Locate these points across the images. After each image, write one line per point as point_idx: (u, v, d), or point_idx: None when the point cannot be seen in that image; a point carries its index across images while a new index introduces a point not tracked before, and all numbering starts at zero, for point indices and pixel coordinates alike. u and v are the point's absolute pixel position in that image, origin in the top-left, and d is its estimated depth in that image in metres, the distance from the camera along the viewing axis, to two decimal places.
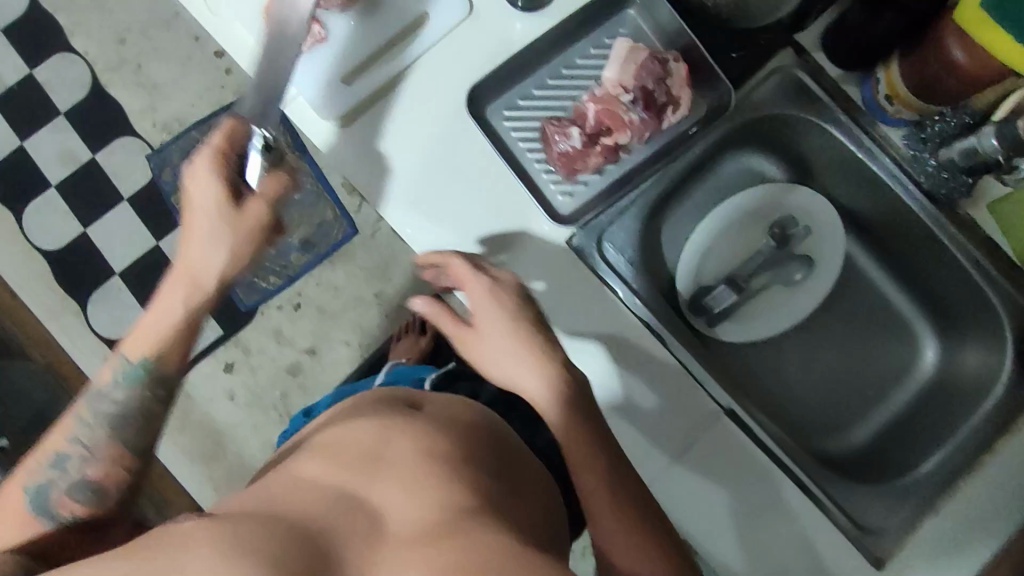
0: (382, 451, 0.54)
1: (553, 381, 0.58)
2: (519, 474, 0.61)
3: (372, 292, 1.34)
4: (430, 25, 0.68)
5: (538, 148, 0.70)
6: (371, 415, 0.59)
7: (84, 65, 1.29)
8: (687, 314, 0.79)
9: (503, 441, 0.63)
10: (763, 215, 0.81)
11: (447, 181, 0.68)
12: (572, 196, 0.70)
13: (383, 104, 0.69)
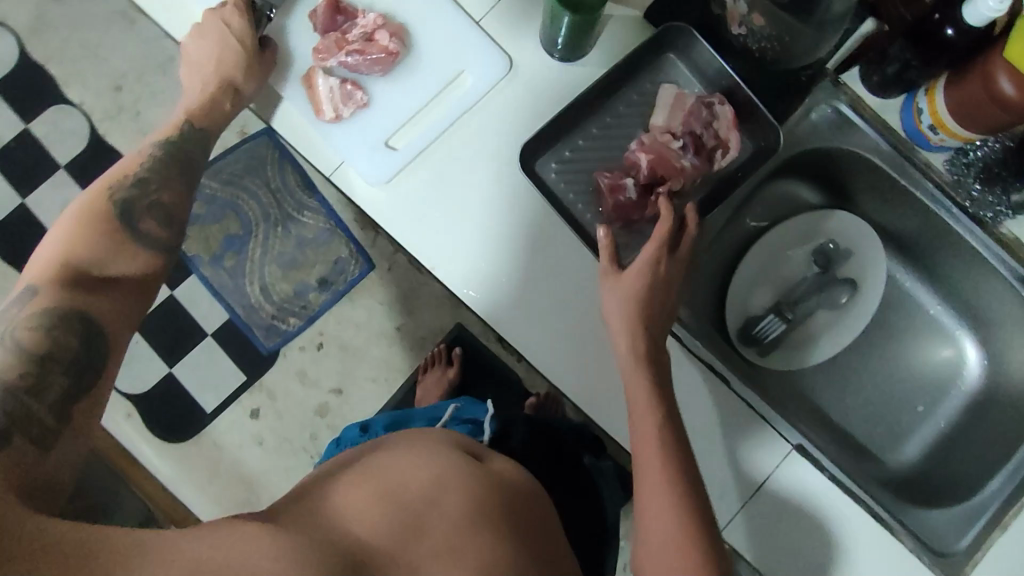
0: (440, 500, 0.49)
1: (662, 439, 0.58)
2: (558, 539, 0.55)
3: (394, 326, 1.22)
4: (471, 84, 0.68)
5: (591, 200, 0.69)
6: (429, 449, 0.54)
7: (83, 116, 1.29)
8: (740, 346, 0.80)
9: (543, 508, 0.57)
10: (805, 240, 0.82)
11: (503, 239, 0.68)
12: (627, 246, 0.69)
13: (431, 166, 0.68)
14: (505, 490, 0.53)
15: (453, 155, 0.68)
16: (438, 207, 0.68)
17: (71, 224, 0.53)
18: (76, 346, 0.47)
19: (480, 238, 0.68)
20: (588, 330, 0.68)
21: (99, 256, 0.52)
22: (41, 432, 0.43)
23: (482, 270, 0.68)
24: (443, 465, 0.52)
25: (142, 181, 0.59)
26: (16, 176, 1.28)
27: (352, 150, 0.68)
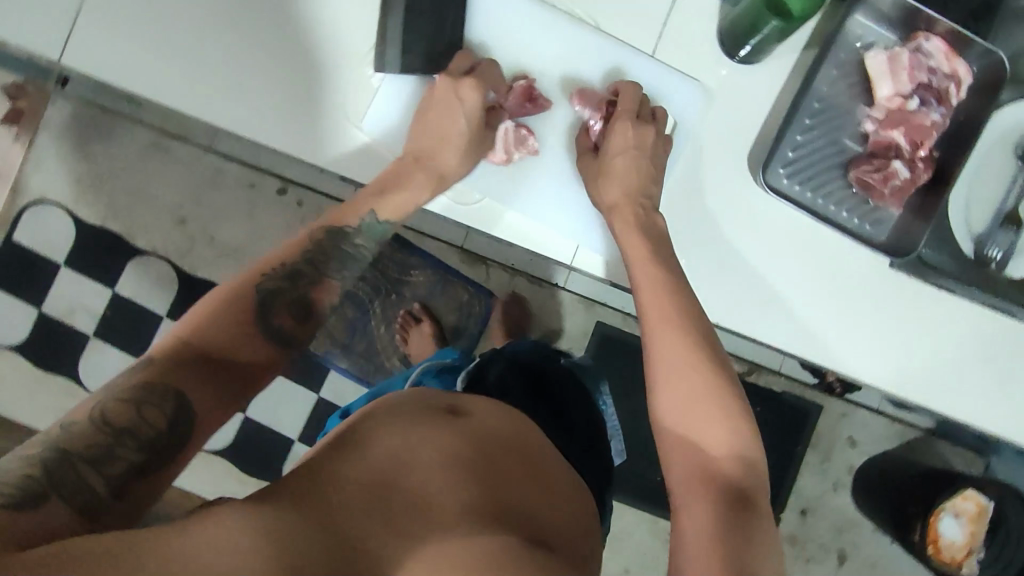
0: (407, 463, 0.56)
1: (723, 399, 0.62)
2: (539, 467, 0.64)
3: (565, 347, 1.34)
4: (681, 122, 0.75)
5: (835, 194, 0.75)
6: (395, 418, 0.61)
7: (163, 260, 1.34)
8: (985, 273, 0.75)
9: (524, 439, 0.66)
10: (1006, 142, 0.76)
11: (756, 262, 0.76)
12: (879, 220, 0.76)
13: (684, 216, 0.76)
14: (466, 434, 0.61)
15: (691, 200, 0.76)
16: (686, 251, 0.76)
17: (213, 304, 0.61)
18: (163, 429, 0.53)
19: (734, 268, 0.76)
20: (922, 325, 0.78)
21: (227, 326, 0.60)
22: (87, 500, 0.48)
23: (742, 296, 0.76)
24: (403, 435, 0.59)
25: (289, 267, 0.65)
26: (123, 340, 1.35)
27: (590, 235, 0.78)
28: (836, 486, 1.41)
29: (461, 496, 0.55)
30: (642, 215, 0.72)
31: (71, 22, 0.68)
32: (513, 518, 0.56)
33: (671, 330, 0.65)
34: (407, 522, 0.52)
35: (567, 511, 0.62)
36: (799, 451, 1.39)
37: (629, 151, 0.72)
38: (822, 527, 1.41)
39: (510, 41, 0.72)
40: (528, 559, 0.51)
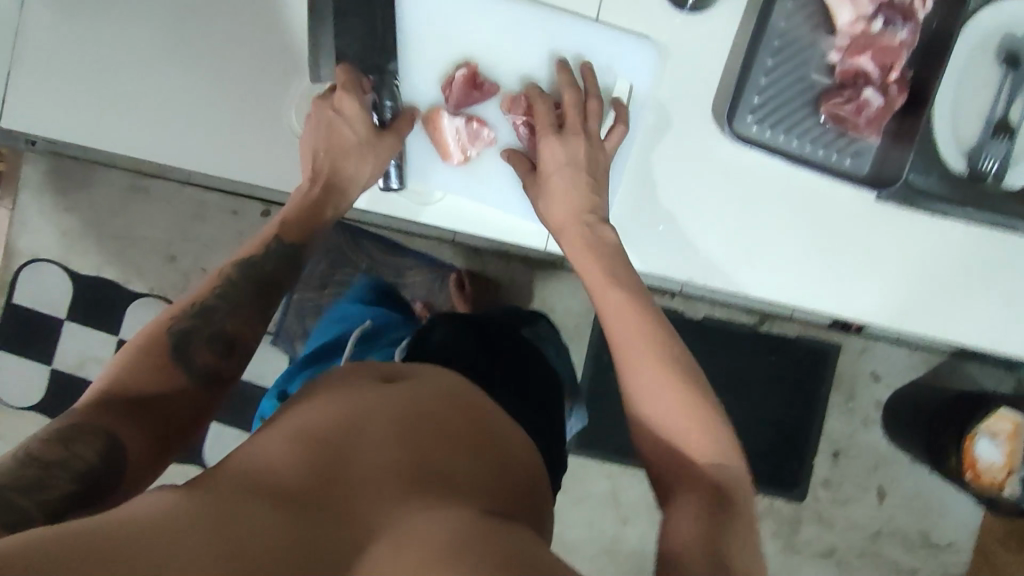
0: (354, 428, 0.54)
1: (693, 402, 0.61)
2: (497, 433, 0.61)
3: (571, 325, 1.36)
4: (638, 84, 0.72)
5: (810, 134, 0.72)
6: (341, 391, 0.59)
7: (160, 300, 1.34)
8: (979, 188, 0.72)
9: (481, 405, 0.64)
10: (987, 47, 0.72)
11: (738, 221, 0.74)
12: (858, 154, 0.73)
13: (656, 182, 0.73)
14: (415, 399, 0.59)
15: (661, 165, 0.73)
16: (664, 219, 0.73)
17: (137, 347, 0.59)
18: (95, 469, 0.50)
19: (717, 231, 0.74)
20: (921, 255, 0.75)
21: (150, 366, 0.58)
22: (18, 520, 0.45)
23: (730, 257, 0.74)
24: (348, 405, 0.57)
25: (212, 305, 0.63)
26: None
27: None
28: (865, 424, 1.38)
29: (413, 457, 0.53)
30: (589, 235, 0.69)
31: (9, 83, 0.70)
32: (472, 479, 0.54)
33: (638, 351, 0.63)
34: (354, 482, 0.50)
35: (522, 476, 0.60)
36: (824, 394, 1.37)
37: (566, 166, 0.69)
38: (857, 466, 1.39)
39: (443, 31, 0.70)
40: (494, 521, 0.49)
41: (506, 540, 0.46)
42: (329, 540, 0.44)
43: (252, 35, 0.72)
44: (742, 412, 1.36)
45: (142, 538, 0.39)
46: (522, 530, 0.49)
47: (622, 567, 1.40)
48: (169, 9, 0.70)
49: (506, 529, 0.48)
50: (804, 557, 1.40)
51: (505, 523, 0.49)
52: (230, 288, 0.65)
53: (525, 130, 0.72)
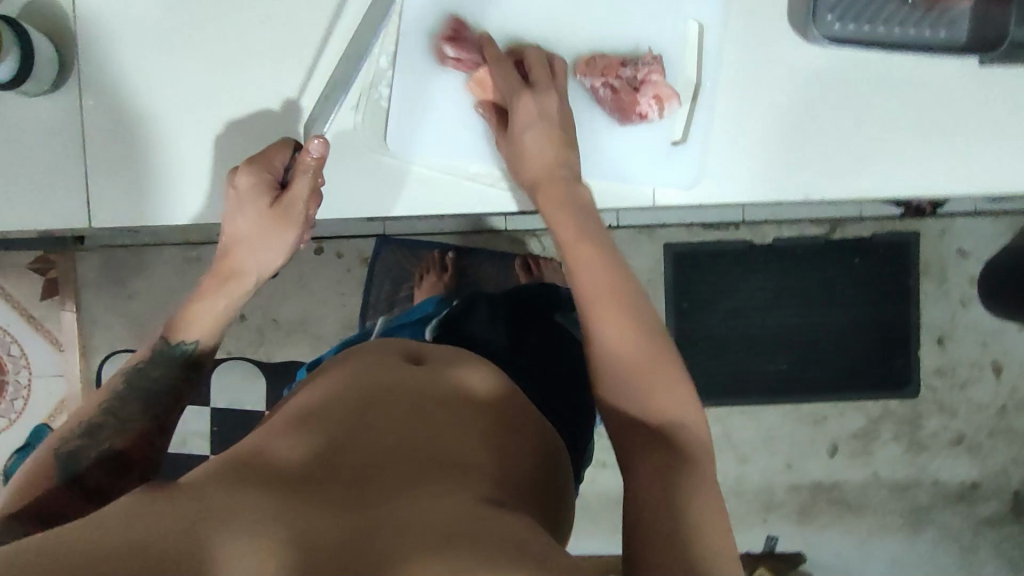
0: (365, 419, 0.61)
1: (651, 350, 0.62)
2: (490, 417, 0.67)
3: (646, 279, 1.36)
4: (706, 16, 0.68)
5: (903, 16, 0.68)
6: (356, 383, 0.66)
7: (243, 360, 1.38)
8: None
9: (477, 392, 0.70)
10: None
11: (844, 125, 0.68)
12: (954, 24, 0.68)
13: (744, 112, 0.68)
14: (419, 392, 0.65)
15: (752, 90, 0.68)
16: (765, 142, 0.68)
17: (26, 475, 0.63)
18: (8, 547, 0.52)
19: (821, 142, 0.68)
20: None
21: (45, 477, 0.62)
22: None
23: (840, 166, 0.68)
24: (368, 402, 0.63)
25: (98, 424, 0.68)
26: None
27: (663, 170, 0.70)
28: (962, 303, 1.36)
29: (419, 444, 0.59)
30: (568, 196, 0.70)
31: (89, 186, 0.73)
32: (475, 468, 0.58)
33: (612, 302, 0.64)
34: (363, 462, 0.55)
35: (507, 462, 0.63)
36: (913, 284, 1.35)
37: (538, 121, 0.69)
38: (965, 348, 1.36)
39: (499, 21, 0.71)
40: (487, 506, 0.53)
41: (495, 523, 0.50)
42: (343, 510, 0.48)
43: (299, 80, 0.72)
44: (835, 323, 1.35)
45: (140, 521, 0.44)
46: (515, 519, 0.53)
47: (751, 506, 1.39)
48: (217, 77, 0.72)
49: (499, 514, 0.52)
50: (932, 451, 1.38)
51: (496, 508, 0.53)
52: (116, 406, 0.71)
53: (609, 91, 0.68)
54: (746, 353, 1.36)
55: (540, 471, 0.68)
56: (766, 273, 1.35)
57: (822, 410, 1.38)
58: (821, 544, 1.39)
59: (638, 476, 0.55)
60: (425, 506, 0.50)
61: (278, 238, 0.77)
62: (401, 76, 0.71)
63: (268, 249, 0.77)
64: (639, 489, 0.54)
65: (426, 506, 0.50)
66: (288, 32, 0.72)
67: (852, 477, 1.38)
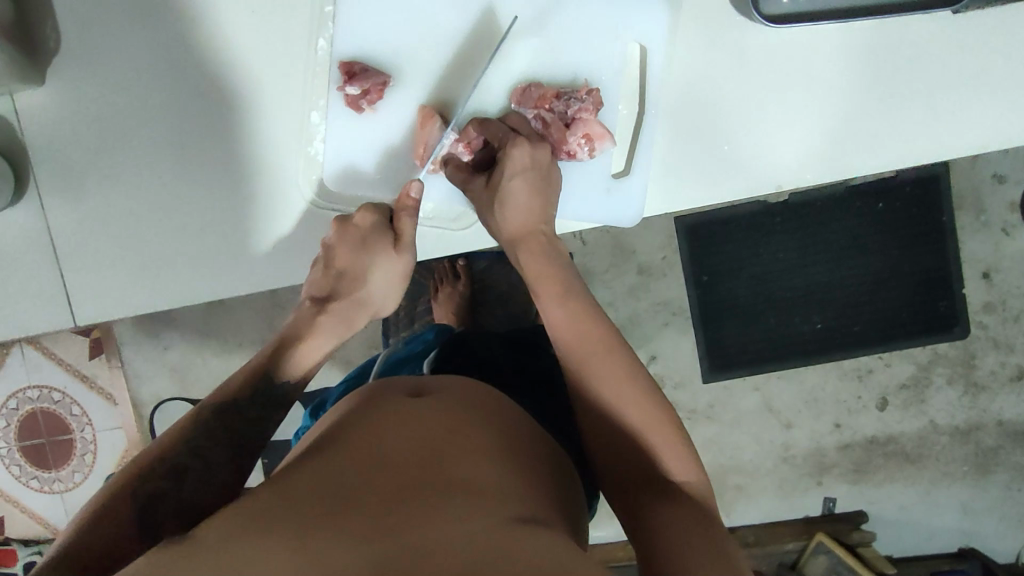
0: (378, 447, 0.51)
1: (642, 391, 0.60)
2: (514, 441, 0.58)
3: (660, 257, 1.32)
4: (640, 28, 0.61)
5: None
6: (366, 413, 0.58)
7: None
8: None
9: (496, 413, 0.62)
10: None
11: (811, 100, 0.61)
12: None
13: (689, 120, 0.62)
14: (436, 414, 0.57)
15: (697, 95, 0.62)
16: (726, 139, 0.62)
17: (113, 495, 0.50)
18: None
19: (786, 123, 0.61)
20: None
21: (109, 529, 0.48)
22: None
23: (813, 144, 0.62)
24: (380, 430, 0.54)
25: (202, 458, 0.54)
26: None
27: (608, 205, 0.65)
28: (1006, 231, 1.26)
29: (438, 465, 0.50)
30: (547, 242, 0.65)
31: (64, 283, 0.68)
32: (503, 489, 0.49)
33: (595, 348, 0.61)
34: (377, 494, 0.46)
35: (538, 489, 0.54)
36: (949, 221, 1.26)
37: (529, 171, 0.62)
38: (1015, 278, 1.27)
39: (419, 60, 0.63)
40: (526, 530, 0.44)
41: (529, 540, 0.42)
42: (364, 546, 0.39)
43: (253, 143, 0.66)
44: (868, 272, 1.28)
45: None
46: (555, 540, 0.44)
47: (803, 470, 1.35)
48: (173, 153, 0.66)
49: (537, 536, 0.43)
50: (991, 391, 1.30)
51: (540, 534, 0.44)
52: (202, 437, 0.55)
53: (541, 124, 0.63)
54: (777, 317, 1.30)
55: (561, 495, 0.58)
56: (786, 233, 1.28)
57: (865, 364, 1.31)
58: (884, 500, 1.34)
59: (667, 543, 0.50)
60: (454, 534, 0.41)
61: (389, 300, 0.70)
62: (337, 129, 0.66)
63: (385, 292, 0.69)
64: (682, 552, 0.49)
65: (454, 533, 0.41)
66: (238, 95, 0.65)
67: (908, 427, 1.32)
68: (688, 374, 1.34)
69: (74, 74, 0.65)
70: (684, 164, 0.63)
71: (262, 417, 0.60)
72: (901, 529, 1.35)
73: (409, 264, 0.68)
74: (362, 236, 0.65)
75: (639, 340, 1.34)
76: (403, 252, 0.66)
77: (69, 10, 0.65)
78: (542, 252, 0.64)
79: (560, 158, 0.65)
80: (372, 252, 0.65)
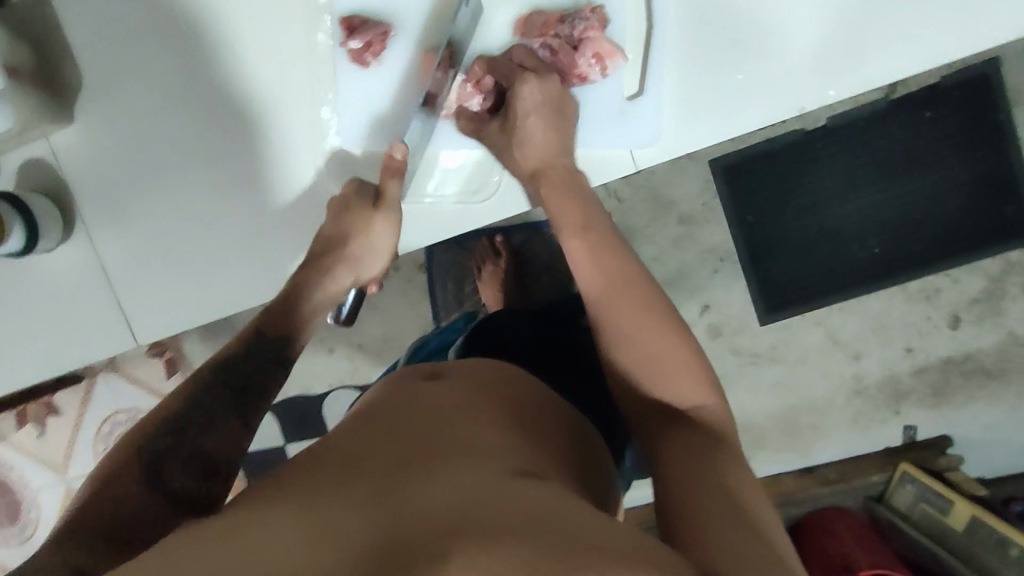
0: (392, 423, 0.54)
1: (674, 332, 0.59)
2: (528, 410, 0.59)
3: (699, 202, 1.29)
4: None
5: None
6: (384, 395, 0.60)
7: (345, 388, 1.47)
8: None
9: (509, 381, 0.63)
10: None
11: (827, 9, 0.57)
12: None
13: (698, 49, 0.60)
14: (447, 389, 0.59)
15: (704, 23, 0.60)
16: (741, 65, 0.60)
17: (139, 436, 0.54)
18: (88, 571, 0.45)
19: (800, 41, 0.58)
20: None
21: (123, 500, 0.49)
22: None
23: (831, 57, 0.58)
24: (393, 409, 0.56)
25: (215, 400, 0.57)
26: None
27: (627, 136, 0.63)
28: None
29: (449, 434, 0.51)
30: (567, 177, 0.63)
31: (124, 314, 0.72)
32: (499, 447, 0.51)
33: (622, 288, 0.60)
34: (389, 464, 0.48)
35: (551, 450, 0.55)
36: (1006, 119, 1.17)
37: (542, 109, 0.62)
38: None
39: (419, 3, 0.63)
40: (523, 484, 0.45)
41: (520, 492, 0.44)
42: (370, 511, 0.42)
43: (264, 138, 0.68)
44: (924, 184, 1.21)
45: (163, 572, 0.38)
46: (547, 491, 0.45)
47: (878, 401, 1.30)
48: (199, 167, 0.69)
49: (531, 488, 0.45)
50: None
51: (533, 487, 0.45)
52: (201, 394, 0.57)
53: (549, 52, 0.62)
54: (829, 247, 1.25)
55: (581, 459, 0.58)
56: (829, 158, 1.23)
57: (932, 283, 1.25)
58: (967, 421, 1.29)
59: (686, 476, 0.50)
60: (452, 492, 0.43)
61: (380, 263, 0.71)
62: (346, 90, 0.66)
63: (383, 238, 0.68)
64: (685, 496, 0.48)
65: (453, 491, 0.43)
66: (245, 97, 0.67)
67: (986, 343, 1.26)
68: (743, 318, 1.31)
69: (95, 107, 0.69)
70: (697, 96, 0.61)
71: (257, 374, 0.60)
72: (992, 449, 1.29)
73: (396, 223, 0.67)
74: (347, 201, 0.66)
75: (688, 290, 1.32)
76: (388, 212, 0.65)
77: (87, 48, 0.68)
78: (561, 187, 0.63)
79: (573, 84, 0.63)
80: (354, 214, 0.65)
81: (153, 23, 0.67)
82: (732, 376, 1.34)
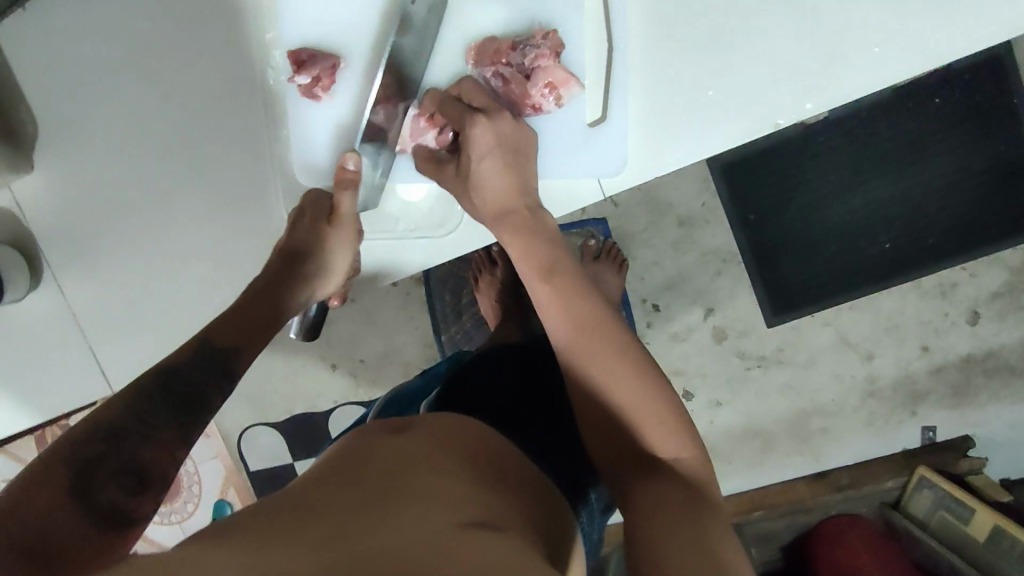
0: (364, 464, 0.52)
1: (645, 381, 0.55)
2: (497, 473, 0.56)
3: (698, 204, 1.25)
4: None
5: None
6: (358, 440, 0.58)
7: (349, 404, 1.46)
8: None
9: (480, 443, 0.60)
10: None
11: (800, 20, 0.54)
12: None
13: (666, 67, 0.57)
14: (419, 440, 0.56)
15: (671, 39, 0.56)
16: (711, 82, 0.56)
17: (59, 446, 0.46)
18: None
19: (772, 54, 0.55)
20: None
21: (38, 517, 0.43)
22: None
23: (808, 70, 0.55)
24: (364, 454, 0.54)
25: (151, 409, 0.51)
26: None
27: (592, 164, 0.60)
28: None
29: (416, 480, 0.50)
30: (532, 219, 0.60)
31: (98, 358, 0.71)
32: (465, 500, 0.49)
33: (590, 335, 0.56)
34: (352, 502, 0.46)
35: (518, 515, 0.52)
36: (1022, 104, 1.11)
37: (494, 149, 0.58)
38: None
39: (364, 35, 0.62)
40: (482, 537, 0.43)
41: (478, 544, 0.42)
42: (325, 541, 0.40)
43: (225, 178, 0.66)
44: (937, 175, 1.15)
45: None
46: (506, 545, 0.43)
47: (894, 402, 1.26)
48: (162, 210, 0.67)
49: (491, 541, 0.43)
50: None
51: (492, 541, 0.43)
52: (139, 398, 0.51)
53: (501, 82, 0.59)
54: (837, 244, 1.20)
55: (544, 528, 0.54)
56: (833, 152, 1.18)
57: (947, 278, 1.19)
58: (990, 420, 1.23)
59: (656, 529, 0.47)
60: (408, 534, 0.41)
61: (340, 279, 0.67)
62: (298, 124, 0.64)
63: (342, 255, 0.64)
64: (654, 548, 0.45)
65: (408, 534, 0.41)
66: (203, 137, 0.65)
67: (1007, 339, 1.20)
68: (750, 321, 1.27)
69: (56, 154, 0.67)
70: (667, 118, 0.58)
71: (203, 382, 0.55)
72: (1017, 449, 1.23)
73: (356, 238, 0.64)
74: (302, 214, 0.63)
75: (692, 295, 1.28)
76: (347, 225, 0.63)
77: (43, 93, 0.66)
78: (524, 229, 0.59)
79: (526, 115, 0.60)
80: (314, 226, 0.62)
81: (108, 64, 0.65)
82: (741, 381, 1.30)
